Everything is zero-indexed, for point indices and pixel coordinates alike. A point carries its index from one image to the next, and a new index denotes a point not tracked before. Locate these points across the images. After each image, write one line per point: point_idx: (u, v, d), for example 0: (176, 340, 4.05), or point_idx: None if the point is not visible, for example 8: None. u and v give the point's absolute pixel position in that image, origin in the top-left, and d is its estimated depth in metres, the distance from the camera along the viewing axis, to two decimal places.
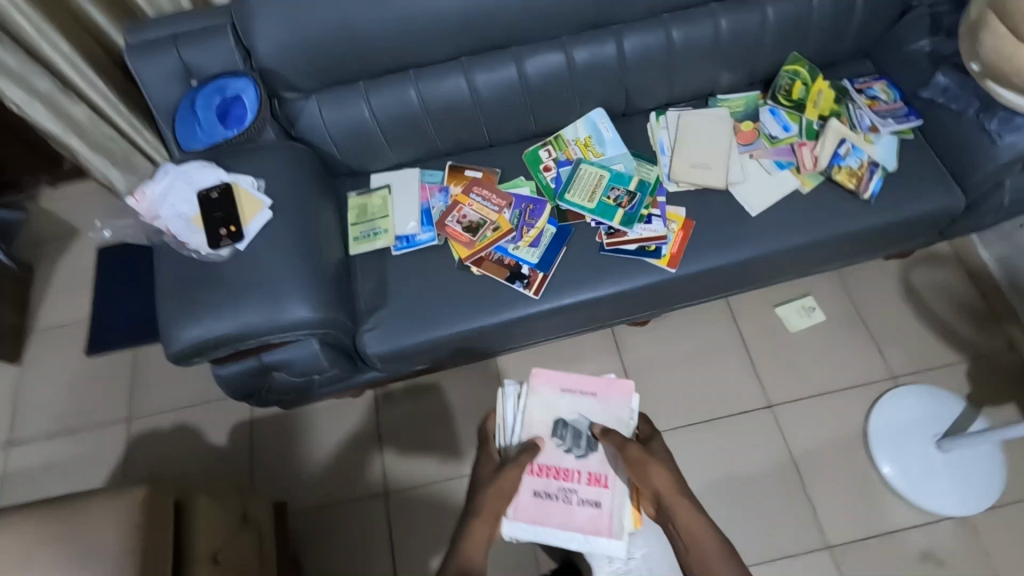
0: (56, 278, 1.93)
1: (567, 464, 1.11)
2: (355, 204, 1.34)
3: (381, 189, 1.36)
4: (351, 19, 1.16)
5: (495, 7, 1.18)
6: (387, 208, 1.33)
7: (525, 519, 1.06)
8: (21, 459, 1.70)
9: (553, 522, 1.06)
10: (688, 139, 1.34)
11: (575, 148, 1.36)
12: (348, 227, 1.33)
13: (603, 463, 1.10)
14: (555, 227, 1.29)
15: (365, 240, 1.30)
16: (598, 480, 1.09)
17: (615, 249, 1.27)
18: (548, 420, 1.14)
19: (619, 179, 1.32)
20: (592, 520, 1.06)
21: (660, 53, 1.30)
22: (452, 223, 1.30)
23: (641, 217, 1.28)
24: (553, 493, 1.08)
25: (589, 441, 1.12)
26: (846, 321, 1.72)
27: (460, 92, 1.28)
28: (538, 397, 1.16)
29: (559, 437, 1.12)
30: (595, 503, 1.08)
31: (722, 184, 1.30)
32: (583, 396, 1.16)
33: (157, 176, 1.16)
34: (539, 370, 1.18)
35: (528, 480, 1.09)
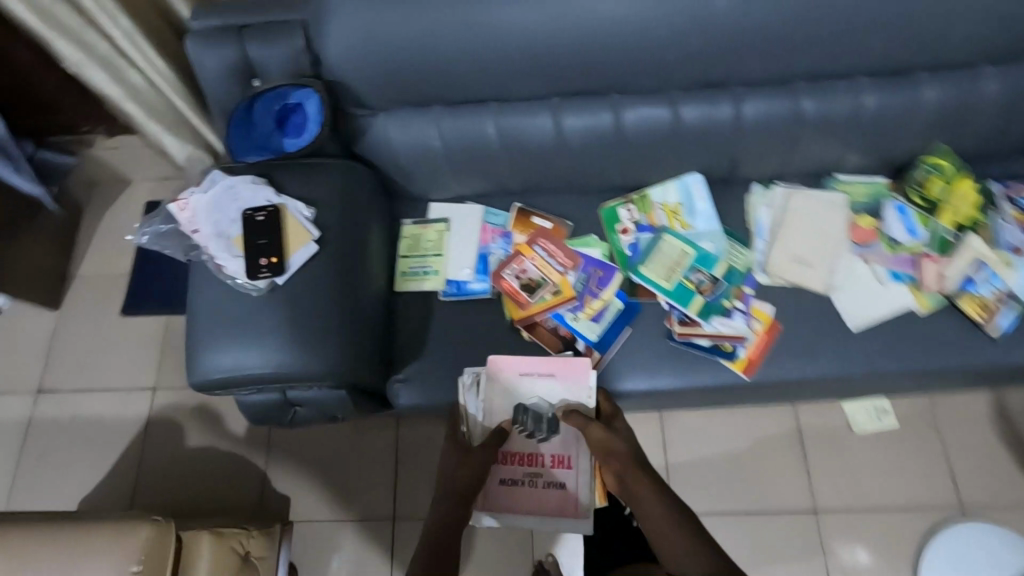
0: (104, 227, 1.90)
1: (529, 449, 1.12)
2: (410, 234, 1.23)
3: (440, 222, 1.23)
4: (437, 39, 1.01)
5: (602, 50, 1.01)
6: (443, 245, 1.22)
7: (493, 501, 1.10)
8: (50, 406, 1.72)
9: (522, 503, 1.11)
10: (793, 226, 1.17)
11: (661, 213, 1.20)
12: (398, 259, 1.22)
13: (564, 441, 1.13)
14: (622, 302, 1.16)
15: (414, 278, 1.20)
16: (560, 461, 1.12)
17: (685, 341, 1.13)
18: (509, 406, 1.11)
19: (704, 259, 1.16)
20: (557, 500, 1.11)
21: (784, 125, 1.10)
22: (511, 278, 1.17)
23: (722, 309, 1.13)
24: (519, 477, 1.11)
25: (550, 424, 1.12)
26: (920, 433, 1.54)
27: (544, 133, 1.12)
28: (497, 384, 1.11)
29: (520, 422, 1.11)
30: (557, 482, 1.12)
31: (824, 288, 1.13)
32: (544, 377, 1.11)
33: (205, 183, 1.07)
34: (494, 357, 1.11)
35: (496, 467, 1.11)
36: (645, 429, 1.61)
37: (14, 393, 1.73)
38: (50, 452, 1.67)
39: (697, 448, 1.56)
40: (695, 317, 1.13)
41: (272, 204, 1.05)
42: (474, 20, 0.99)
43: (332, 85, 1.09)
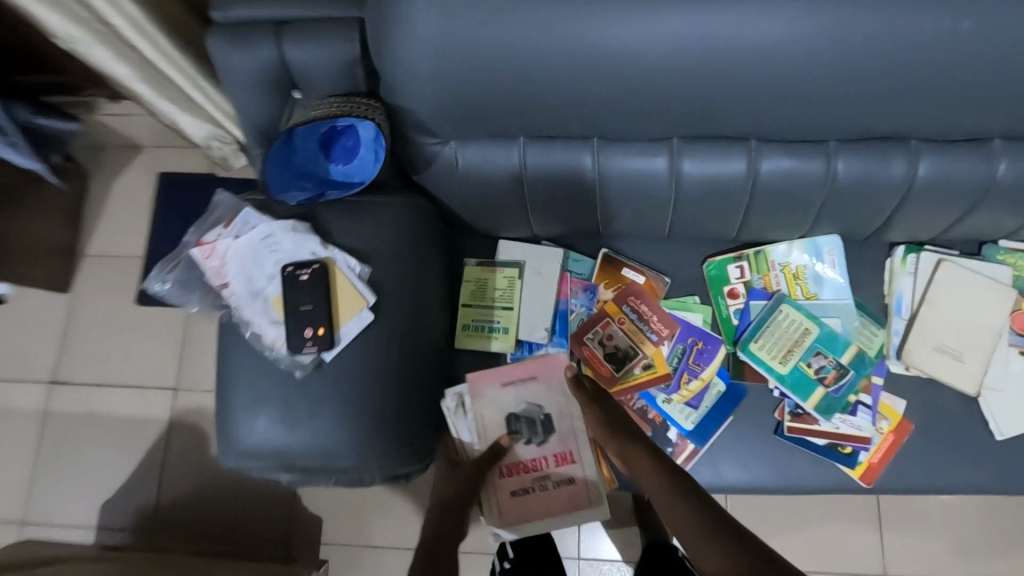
0: (113, 198, 1.68)
1: (530, 454, 0.97)
2: (473, 278, 1.03)
3: (510, 266, 1.03)
4: (535, 63, 0.75)
5: (755, 90, 0.76)
6: (515, 295, 1.02)
7: (511, 518, 0.95)
8: (65, 399, 1.59)
9: (536, 510, 0.96)
10: (939, 306, 0.97)
11: (780, 277, 0.99)
12: (459, 308, 1.03)
13: (565, 438, 0.98)
14: (725, 384, 0.98)
15: (478, 334, 1.02)
16: (564, 458, 0.97)
17: (796, 438, 0.95)
18: (499, 419, 0.97)
19: (830, 341, 0.96)
20: (571, 498, 0.96)
21: (965, 192, 0.86)
22: (596, 347, 0.99)
23: (845, 404, 0.95)
24: (528, 486, 0.96)
25: (546, 425, 0.98)
26: None
27: (654, 178, 0.89)
28: (482, 400, 0.96)
29: (516, 432, 0.96)
30: (567, 481, 0.96)
31: (973, 389, 0.94)
32: (528, 384, 0.98)
33: (236, 224, 0.87)
34: (474, 374, 0.97)
35: (497, 482, 0.96)
36: None
37: (28, 381, 1.60)
38: (67, 448, 1.57)
39: None
40: (812, 411, 0.95)
41: (317, 257, 0.86)
42: (589, 42, 0.73)
43: (392, 107, 0.85)
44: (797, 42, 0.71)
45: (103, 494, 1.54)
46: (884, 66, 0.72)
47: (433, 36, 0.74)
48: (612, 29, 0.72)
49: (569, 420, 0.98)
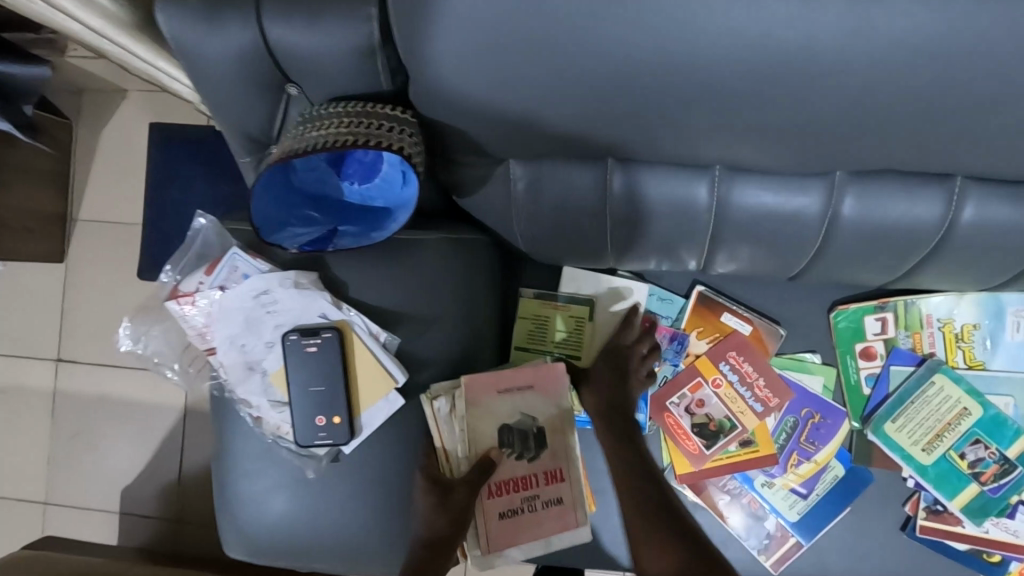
0: (99, 148, 1.39)
1: (520, 470, 0.70)
2: (527, 314, 0.79)
3: (578, 303, 0.79)
4: (671, 70, 0.48)
5: None
6: (583, 340, 0.80)
7: (495, 549, 0.69)
8: (73, 381, 1.39)
9: (523, 542, 0.69)
10: None
11: (935, 338, 0.75)
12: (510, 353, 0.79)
13: (558, 451, 0.71)
14: (846, 468, 0.77)
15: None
16: (557, 475, 0.70)
17: (930, 540, 0.76)
18: (489, 429, 0.69)
19: (994, 426, 0.74)
20: (563, 524, 0.70)
21: None
22: (683, 420, 0.78)
23: (1002, 507, 0.74)
24: (518, 510, 0.69)
25: (541, 438, 0.70)
26: None
27: (807, 220, 0.63)
28: (473, 411, 0.67)
29: (505, 445, 0.69)
30: (560, 504, 0.70)
31: None
32: (523, 393, 0.70)
33: (221, 271, 0.65)
34: (468, 378, 0.67)
35: (480, 505, 0.69)
36: None
37: (32, 357, 1.40)
38: (83, 431, 1.39)
39: None
40: (957, 512, 0.74)
41: (328, 320, 0.65)
42: (777, 32, 0.44)
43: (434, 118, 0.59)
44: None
45: (123, 484, 1.38)
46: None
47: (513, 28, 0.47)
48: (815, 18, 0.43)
49: (566, 430, 0.71)
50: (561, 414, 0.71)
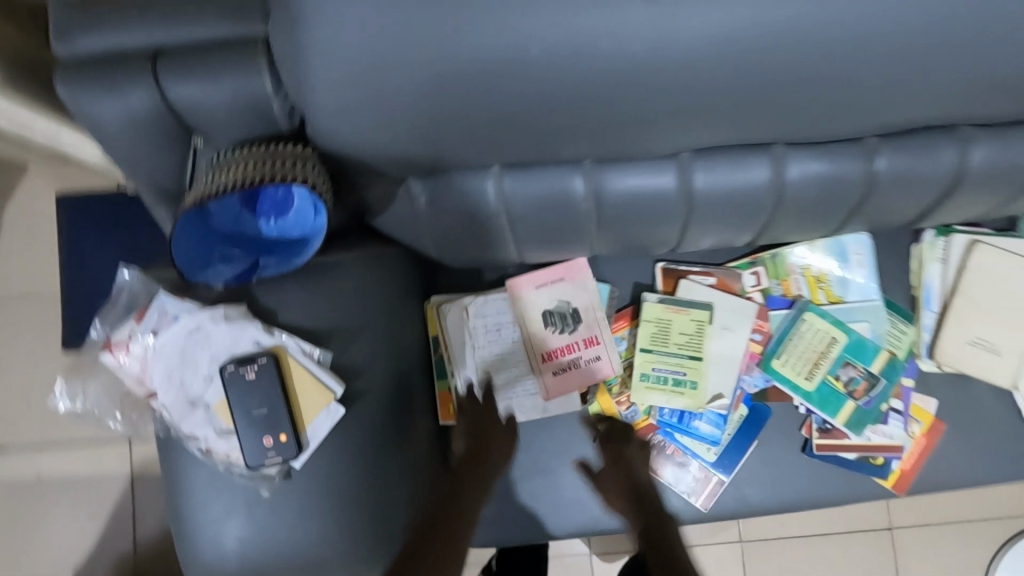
0: (5, 224, 1.36)
1: (564, 340, 0.87)
2: (663, 317, 0.87)
3: (701, 308, 0.87)
4: (524, 83, 0.57)
5: (811, 80, 0.59)
6: (702, 345, 0.87)
7: (553, 396, 0.87)
8: (7, 468, 1.34)
9: (576, 389, 0.87)
10: (974, 296, 0.87)
11: (800, 282, 0.89)
12: (637, 354, 0.87)
13: (592, 322, 0.87)
14: (748, 407, 0.89)
15: (661, 386, 0.86)
16: (593, 340, 0.87)
17: (825, 456, 0.88)
18: (534, 314, 0.87)
19: (858, 349, 0.87)
20: (605, 373, 0.87)
21: (1016, 178, 0.74)
22: (750, 381, 0.88)
23: (876, 415, 0.88)
24: (565, 368, 0.87)
25: (575, 315, 0.87)
26: None
27: (666, 195, 0.74)
28: (516, 303, 0.87)
29: (551, 324, 0.87)
30: (600, 360, 0.87)
31: (1008, 385, 0.87)
32: (558, 284, 0.87)
33: (151, 317, 0.68)
34: (509, 282, 0.87)
35: (537, 369, 0.87)
36: None
37: None
38: (25, 519, 1.34)
39: None
40: (841, 426, 0.87)
41: (263, 347, 0.69)
42: (592, 43, 0.55)
43: (330, 151, 0.66)
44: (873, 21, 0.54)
45: (74, 567, 1.33)
46: (979, 43, 0.56)
47: (375, 63, 0.55)
48: (625, 28, 0.54)
49: (596, 307, 0.87)
50: (590, 295, 0.87)
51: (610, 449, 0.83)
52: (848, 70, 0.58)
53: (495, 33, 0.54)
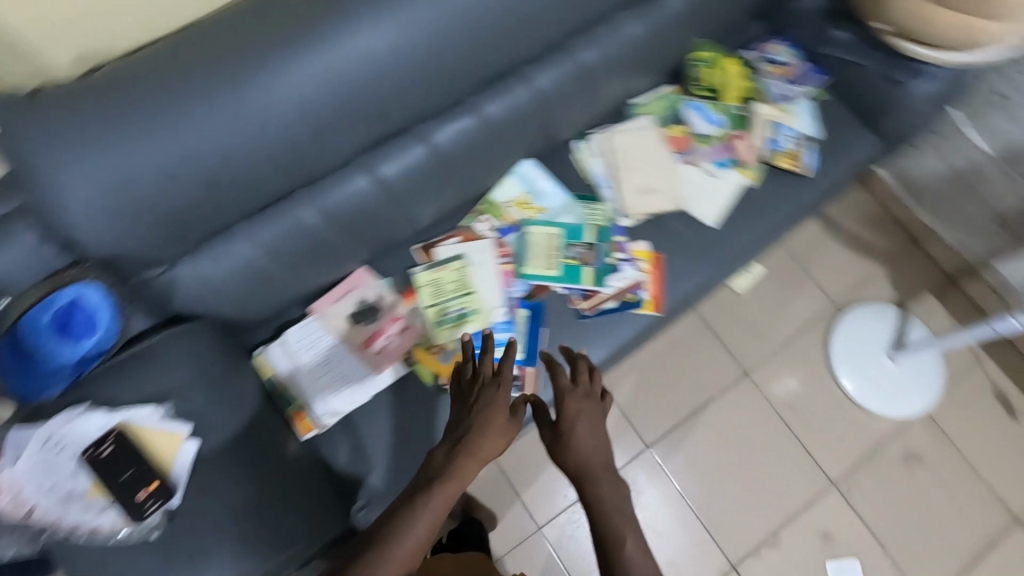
0: None
1: (375, 327, 1.10)
2: (434, 277, 1.13)
3: (454, 259, 1.15)
4: (209, 155, 0.84)
5: (390, 79, 0.92)
6: (469, 282, 1.13)
7: (383, 368, 1.08)
8: None
9: (399, 356, 1.10)
10: (624, 164, 1.23)
11: (514, 210, 1.19)
12: (425, 311, 1.12)
13: (390, 305, 1.12)
14: (527, 308, 1.14)
15: (455, 323, 1.11)
16: (396, 316, 1.12)
17: (595, 313, 1.15)
18: (342, 320, 1.10)
19: (573, 232, 1.18)
20: (415, 335, 1.11)
21: (576, 83, 1.14)
22: (515, 289, 1.15)
23: (610, 268, 1.17)
24: (384, 346, 1.10)
25: (374, 306, 1.11)
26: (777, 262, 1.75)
27: (369, 191, 1.04)
28: (325, 319, 1.09)
29: (360, 321, 1.10)
30: (409, 327, 1.11)
31: (675, 207, 1.22)
32: (351, 293, 1.12)
33: (9, 452, 0.82)
34: (312, 308, 1.11)
35: (363, 357, 1.08)
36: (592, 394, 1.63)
37: None
38: None
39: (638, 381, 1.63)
40: (591, 287, 1.16)
41: (111, 426, 0.85)
42: (233, 114, 0.83)
43: (106, 263, 0.87)
44: (383, 43, 0.88)
45: None
46: (461, 17, 0.91)
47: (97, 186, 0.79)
48: (249, 97, 0.83)
49: (388, 294, 1.13)
50: (378, 288, 1.13)
51: (582, 400, 0.96)
52: (405, 66, 0.92)
53: (145, 147, 0.79)
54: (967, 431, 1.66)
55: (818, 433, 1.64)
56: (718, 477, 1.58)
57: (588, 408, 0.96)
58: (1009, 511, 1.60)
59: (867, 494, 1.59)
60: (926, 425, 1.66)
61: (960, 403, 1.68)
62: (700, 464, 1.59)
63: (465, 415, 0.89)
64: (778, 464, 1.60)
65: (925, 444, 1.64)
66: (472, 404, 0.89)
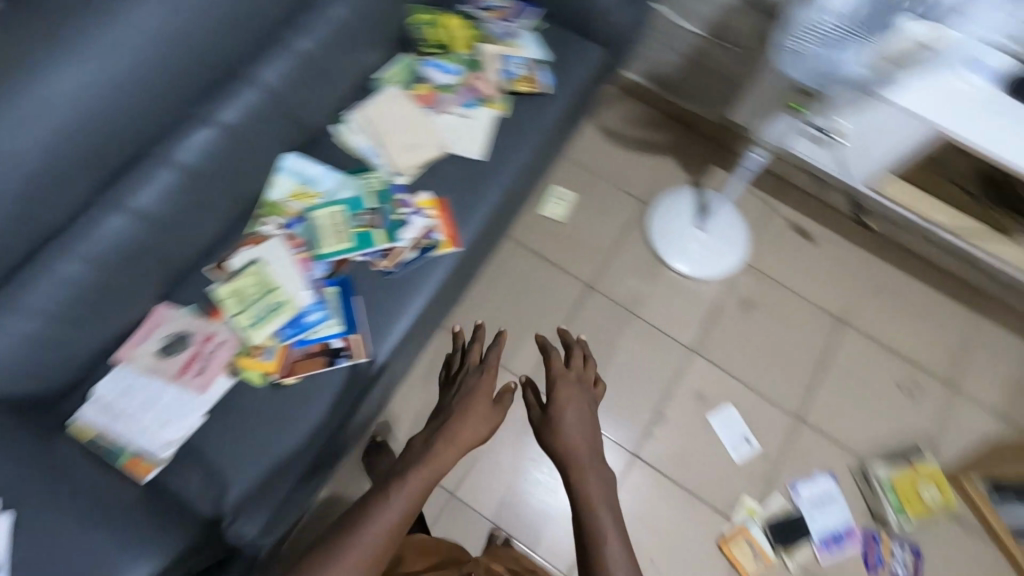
0: None
1: (188, 352, 1.11)
2: (232, 288, 1.16)
3: (248, 265, 1.18)
4: None
5: (99, 106, 0.91)
6: (269, 279, 1.17)
7: (207, 386, 1.09)
8: None
9: (221, 369, 1.10)
10: (384, 131, 1.33)
11: (293, 203, 1.24)
12: (234, 320, 1.14)
13: (199, 327, 1.13)
14: (335, 284, 1.20)
15: (266, 320, 1.14)
16: (208, 335, 1.13)
17: (398, 267, 1.24)
18: (153, 359, 1.09)
19: (355, 204, 1.26)
20: (231, 345, 1.12)
21: (306, 70, 1.20)
22: (316, 272, 1.20)
23: (400, 223, 1.26)
24: (203, 365, 1.10)
25: (182, 334, 1.12)
26: (581, 182, 1.94)
27: (129, 226, 1.03)
28: (134, 364, 1.09)
29: (171, 352, 1.10)
30: (224, 340, 1.12)
31: (441, 152, 1.33)
32: (154, 330, 1.12)
33: None
34: (116, 359, 1.09)
35: (183, 383, 1.08)
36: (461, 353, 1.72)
37: None
38: None
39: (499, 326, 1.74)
40: (387, 246, 1.24)
41: None
42: None
43: None
44: (75, 85, 0.87)
45: None
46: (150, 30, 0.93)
47: None
48: None
49: (194, 318, 1.14)
50: (181, 317, 1.13)
51: (566, 389, 1.18)
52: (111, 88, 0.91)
53: None
54: (783, 266, 1.90)
55: (666, 313, 1.82)
56: (597, 383, 1.71)
57: (571, 397, 1.17)
58: (834, 317, 1.85)
59: (721, 347, 1.79)
60: (748, 273, 1.88)
61: (769, 245, 1.92)
62: None
63: (454, 402, 1.15)
64: (643, 353, 1.76)
65: (755, 288, 1.87)
66: (461, 394, 1.15)
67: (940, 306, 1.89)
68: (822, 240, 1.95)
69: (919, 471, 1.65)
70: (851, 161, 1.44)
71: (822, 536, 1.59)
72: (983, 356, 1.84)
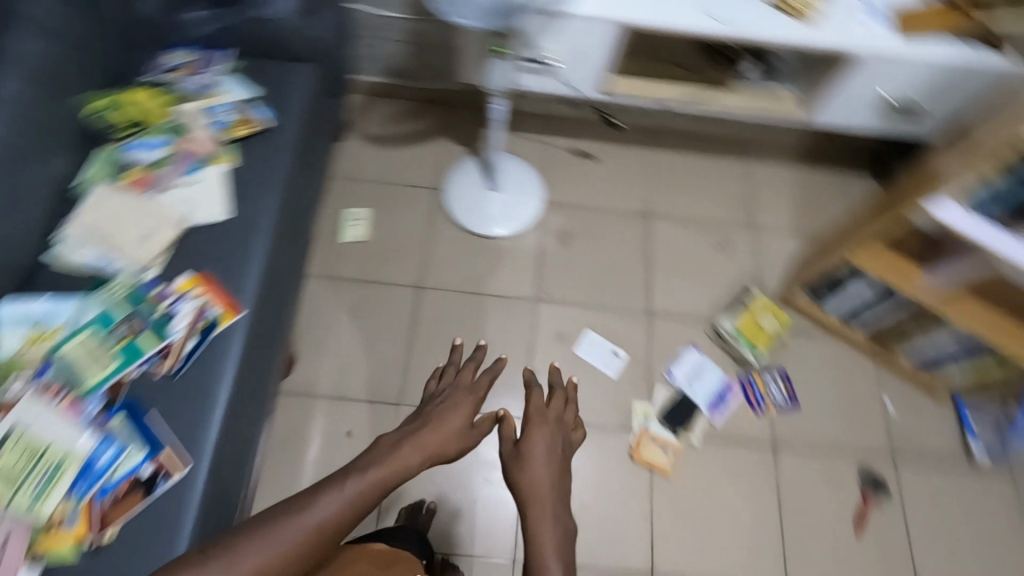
0: None
1: None
2: None
3: (4, 439, 1.01)
4: None
5: None
6: (35, 443, 1.02)
7: None
8: None
9: (19, 564, 0.95)
10: (106, 233, 1.20)
11: (31, 350, 1.08)
12: (9, 505, 0.98)
13: None
14: (119, 412, 1.08)
15: (49, 487, 1.00)
16: None
17: (182, 362, 1.13)
18: None
19: (105, 321, 1.13)
20: (23, 532, 0.97)
21: None
22: (90, 409, 1.07)
23: (165, 319, 1.15)
24: None
25: None
26: (370, 196, 1.95)
27: None
28: None
29: None
30: (13, 531, 0.96)
31: (179, 229, 1.23)
32: None
33: None
34: None
35: None
36: (325, 406, 1.65)
37: None
38: None
39: (350, 361, 1.71)
40: (159, 347, 1.13)
41: None
42: None
43: None
44: None
45: None
46: None
47: None
48: None
49: None
50: None
51: (539, 430, 1.23)
52: None
53: None
54: (579, 189, 2.03)
55: (499, 278, 1.87)
56: (465, 367, 1.73)
57: (551, 442, 1.22)
58: (640, 215, 2.00)
59: (559, 282, 1.88)
60: (554, 210, 1.98)
61: (560, 177, 2.04)
62: (444, 371, 1.72)
63: (435, 410, 1.20)
64: (495, 323, 1.80)
65: (565, 219, 1.97)
66: (442, 404, 1.21)
67: (716, 167, 2.12)
68: (601, 154, 2.10)
69: (754, 309, 1.84)
70: (577, 80, 1.59)
71: (708, 401, 1.73)
72: (764, 190, 2.09)
